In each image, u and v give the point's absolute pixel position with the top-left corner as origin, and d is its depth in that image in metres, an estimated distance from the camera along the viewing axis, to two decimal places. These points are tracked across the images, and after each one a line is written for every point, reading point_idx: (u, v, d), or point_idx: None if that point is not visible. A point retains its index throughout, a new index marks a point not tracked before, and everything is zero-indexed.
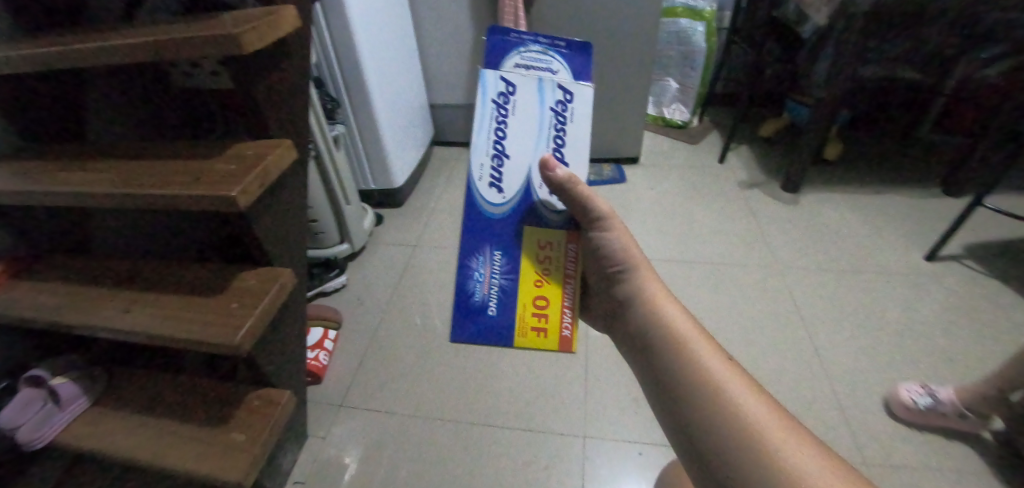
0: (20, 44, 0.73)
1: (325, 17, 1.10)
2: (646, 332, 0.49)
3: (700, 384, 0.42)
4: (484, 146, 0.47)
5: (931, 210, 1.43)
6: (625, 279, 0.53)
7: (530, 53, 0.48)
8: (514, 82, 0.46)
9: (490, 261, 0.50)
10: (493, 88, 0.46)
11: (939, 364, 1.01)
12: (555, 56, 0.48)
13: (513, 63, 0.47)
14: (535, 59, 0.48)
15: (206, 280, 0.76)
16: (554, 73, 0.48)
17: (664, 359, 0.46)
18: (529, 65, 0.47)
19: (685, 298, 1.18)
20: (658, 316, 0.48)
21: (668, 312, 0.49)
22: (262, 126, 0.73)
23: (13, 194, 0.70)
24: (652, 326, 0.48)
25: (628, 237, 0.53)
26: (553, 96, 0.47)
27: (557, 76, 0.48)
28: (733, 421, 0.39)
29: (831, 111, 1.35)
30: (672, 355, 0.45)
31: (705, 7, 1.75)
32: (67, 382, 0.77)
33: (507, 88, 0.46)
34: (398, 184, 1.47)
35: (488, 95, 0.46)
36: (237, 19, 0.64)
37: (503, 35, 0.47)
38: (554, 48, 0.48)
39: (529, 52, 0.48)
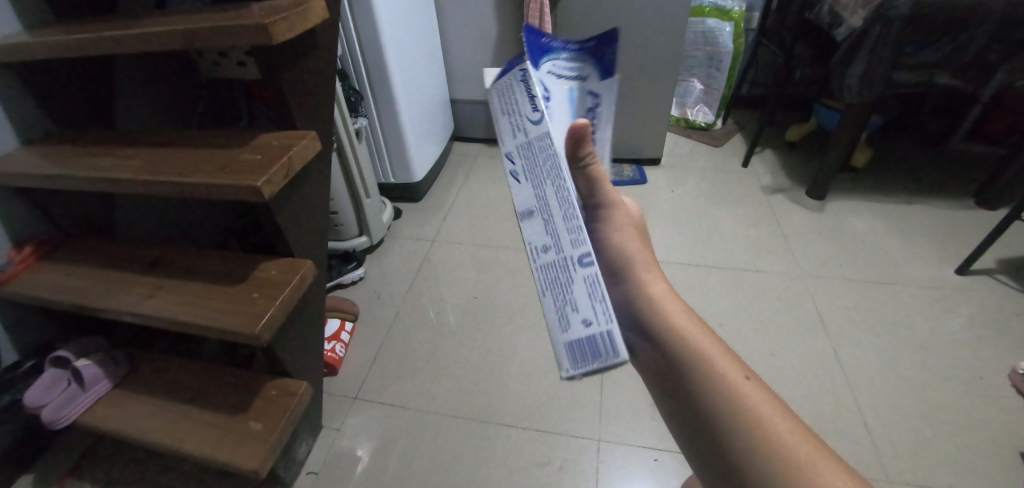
0: (55, 29, 0.74)
1: (350, 9, 1.10)
2: (655, 349, 0.41)
3: (733, 414, 0.36)
4: (540, 158, 0.31)
5: (962, 222, 1.38)
6: (622, 281, 0.43)
7: (570, 55, 0.32)
8: (553, 85, 0.32)
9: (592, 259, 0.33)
10: (526, 85, 0.30)
11: (967, 381, 0.98)
12: (593, 62, 0.33)
13: (544, 61, 0.32)
14: (571, 61, 0.32)
15: (229, 269, 0.77)
16: (590, 75, 0.33)
17: (687, 384, 0.39)
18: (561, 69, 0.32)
19: (705, 304, 1.16)
20: (669, 329, 0.40)
21: (678, 323, 0.41)
22: (288, 118, 0.73)
23: (45, 176, 0.71)
24: (664, 344, 0.40)
25: (624, 230, 0.43)
26: (581, 106, 0.34)
27: (589, 80, 0.33)
28: (773, 456, 0.34)
29: (862, 116, 1.31)
30: (693, 380, 0.38)
31: (733, 7, 1.71)
32: (90, 364, 0.79)
33: (547, 92, 0.31)
34: (417, 178, 1.47)
35: (524, 93, 0.31)
36: (267, 9, 0.64)
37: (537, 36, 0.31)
38: (592, 47, 0.32)
39: (564, 56, 0.32)
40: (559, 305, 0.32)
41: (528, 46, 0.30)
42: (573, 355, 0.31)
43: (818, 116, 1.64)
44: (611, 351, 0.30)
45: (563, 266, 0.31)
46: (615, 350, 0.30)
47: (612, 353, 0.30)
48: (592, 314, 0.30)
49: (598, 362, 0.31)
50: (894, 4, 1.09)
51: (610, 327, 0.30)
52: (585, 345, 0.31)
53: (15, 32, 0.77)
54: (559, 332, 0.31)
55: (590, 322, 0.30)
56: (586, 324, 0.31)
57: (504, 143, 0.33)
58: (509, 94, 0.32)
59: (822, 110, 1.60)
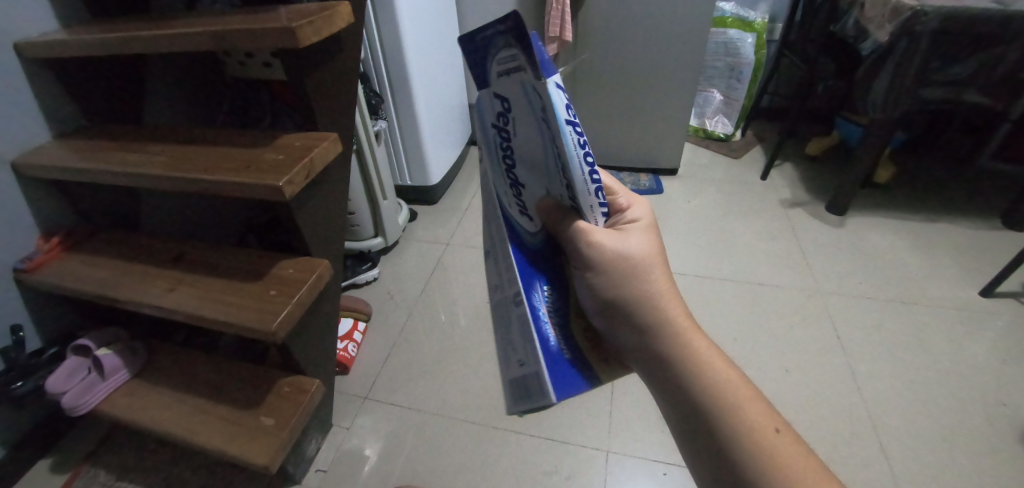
0: (90, 28, 0.77)
1: (374, 13, 1.12)
2: (685, 404, 0.34)
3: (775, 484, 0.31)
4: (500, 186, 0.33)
5: (989, 244, 1.35)
6: (642, 328, 0.35)
7: (504, 42, 0.26)
8: (502, 94, 0.29)
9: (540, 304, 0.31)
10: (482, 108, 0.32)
11: (992, 408, 0.95)
12: (517, 47, 0.24)
13: (493, 67, 0.28)
14: (506, 55, 0.26)
15: (248, 266, 0.78)
16: (522, 64, 0.25)
17: (723, 444, 0.33)
18: (506, 68, 0.27)
19: (718, 319, 1.15)
20: (705, 385, 0.34)
21: (713, 375, 0.34)
22: (310, 120, 0.74)
23: (76, 170, 0.74)
24: (695, 398, 0.34)
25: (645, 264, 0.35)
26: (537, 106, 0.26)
27: (524, 72, 0.25)
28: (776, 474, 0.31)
29: (886, 132, 1.29)
30: (731, 440, 0.33)
31: (756, 18, 1.71)
32: (110, 354, 0.81)
33: (502, 104, 0.30)
34: (433, 181, 1.48)
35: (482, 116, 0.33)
36: (294, 13, 0.65)
37: (471, 44, 0.29)
38: (511, 29, 0.24)
39: (499, 47, 0.27)
40: (508, 344, 0.33)
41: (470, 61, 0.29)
42: (514, 395, 0.31)
43: (841, 130, 1.62)
44: (539, 391, 0.29)
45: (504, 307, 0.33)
46: (542, 389, 0.29)
47: (541, 394, 0.29)
48: (524, 354, 0.31)
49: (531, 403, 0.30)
50: (922, 19, 1.08)
51: (539, 364, 0.29)
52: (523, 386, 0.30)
53: (54, 29, 0.80)
54: (506, 372, 0.33)
55: (524, 362, 0.30)
56: (523, 363, 0.31)
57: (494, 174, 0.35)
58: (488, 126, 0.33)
59: (845, 124, 1.58)
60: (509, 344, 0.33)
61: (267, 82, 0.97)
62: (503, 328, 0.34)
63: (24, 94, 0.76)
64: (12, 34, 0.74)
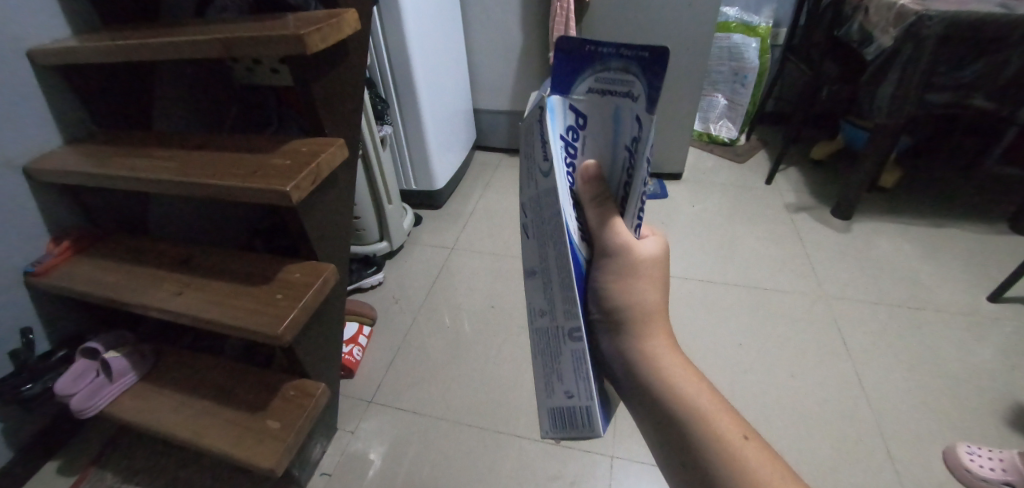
0: (102, 36, 0.78)
1: (380, 19, 1.13)
2: (655, 415, 0.32)
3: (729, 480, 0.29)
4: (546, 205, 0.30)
5: (996, 248, 1.34)
6: (618, 331, 0.32)
7: (614, 65, 0.27)
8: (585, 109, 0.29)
9: (545, 311, 0.31)
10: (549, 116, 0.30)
11: (1001, 415, 0.94)
12: (637, 74, 0.26)
13: (581, 81, 0.28)
14: (611, 75, 0.27)
15: (256, 270, 0.79)
16: (630, 91, 0.27)
17: (690, 460, 0.31)
18: (604, 86, 0.28)
19: (724, 323, 1.14)
20: (677, 397, 0.31)
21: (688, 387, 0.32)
22: (317, 126, 0.75)
23: (85, 175, 0.74)
24: (666, 410, 0.31)
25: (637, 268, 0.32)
26: (630, 129, 0.28)
27: (635, 100, 0.27)
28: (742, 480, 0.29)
29: (891, 137, 1.29)
30: (701, 458, 0.30)
31: (760, 23, 1.71)
32: (119, 357, 0.81)
33: (577, 119, 0.30)
34: (438, 186, 1.48)
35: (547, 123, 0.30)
36: (303, 21, 0.66)
37: (573, 50, 0.28)
38: (640, 57, 0.26)
39: (605, 67, 0.28)
40: (548, 370, 0.32)
41: (558, 67, 0.28)
42: (556, 422, 0.31)
43: (845, 134, 1.62)
44: (589, 425, 0.30)
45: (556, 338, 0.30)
46: (592, 424, 0.30)
47: (590, 427, 0.30)
48: (573, 387, 0.30)
49: (574, 430, 0.31)
50: (927, 23, 1.08)
51: (592, 403, 0.30)
52: (567, 415, 0.31)
53: (66, 37, 0.81)
54: (545, 398, 0.32)
55: (573, 395, 0.30)
56: (570, 395, 0.30)
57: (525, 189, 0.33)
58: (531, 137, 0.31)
59: (849, 129, 1.58)
60: (552, 372, 0.31)
61: (274, 88, 0.99)
62: (546, 353, 0.32)
63: (36, 100, 0.78)
64: (25, 41, 0.75)
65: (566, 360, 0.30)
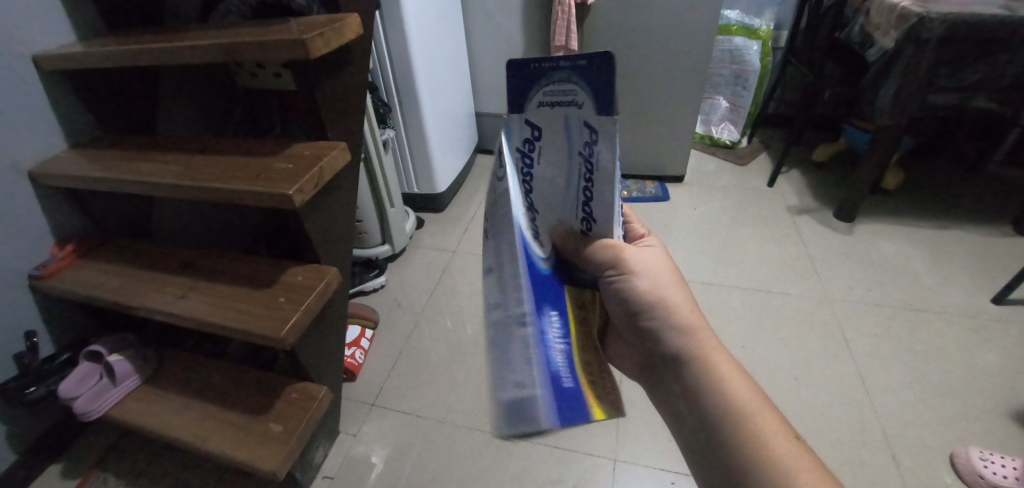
0: (106, 41, 0.79)
1: (382, 25, 1.14)
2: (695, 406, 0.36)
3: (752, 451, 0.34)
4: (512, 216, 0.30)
5: (1000, 250, 1.33)
6: (656, 331, 0.37)
7: (558, 78, 0.24)
8: (537, 124, 0.27)
9: (497, 304, 0.27)
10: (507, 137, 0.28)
11: (1008, 417, 0.93)
12: (585, 82, 0.23)
13: (531, 97, 0.26)
14: (559, 84, 0.25)
15: (258, 274, 0.79)
16: (582, 100, 0.24)
17: (715, 436, 0.35)
18: (554, 99, 0.25)
19: (728, 325, 1.14)
20: (713, 387, 0.36)
21: (725, 381, 0.36)
22: (320, 130, 0.75)
23: (89, 179, 0.75)
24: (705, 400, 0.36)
25: (657, 268, 0.37)
26: (579, 139, 0.26)
27: (585, 108, 0.24)
28: (761, 451, 0.34)
29: (893, 137, 1.29)
30: (725, 436, 0.35)
31: (761, 26, 1.72)
32: (122, 360, 0.82)
33: (533, 132, 0.27)
34: (440, 189, 1.49)
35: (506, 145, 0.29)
36: (305, 25, 0.67)
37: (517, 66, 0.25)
38: (584, 64, 0.23)
39: (554, 78, 0.25)
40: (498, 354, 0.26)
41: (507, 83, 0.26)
42: (504, 414, 0.25)
43: (847, 136, 1.62)
44: (539, 415, 0.25)
45: (504, 327, 0.27)
46: (542, 415, 0.25)
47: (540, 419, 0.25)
48: (530, 372, 0.26)
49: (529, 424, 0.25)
50: (928, 25, 1.07)
51: (540, 390, 0.26)
52: (519, 403, 0.25)
53: (71, 41, 0.82)
54: (494, 384, 0.26)
55: (526, 382, 0.26)
56: (523, 381, 0.26)
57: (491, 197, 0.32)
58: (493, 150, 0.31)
59: (851, 131, 1.58)
60: (499, 364, 0.27)
61: (277, 92, 1.00)
62: (491, 348, 0.27)
63: (41, 105, 0.78)
64: (30, 47, 0.76)
65: (515, 347, 0.26)
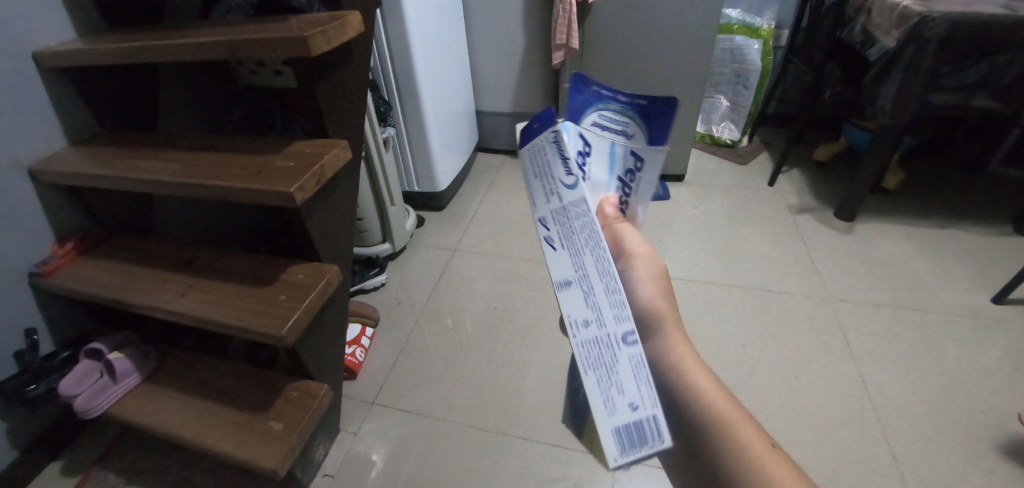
0: (107, 38, 0.78)
1: (383, 23, 1.14)
2: (678, 423, 0.35)
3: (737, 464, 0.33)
4: (575, 224, 0.28)
5: (999, 249, 1.34)
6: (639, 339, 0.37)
7: (616, 110, 0.30)
8: (590, 141, 0.30)
9: (589, 321, 0.26)
10: (558, 145, 0.29)
11: (1008, 417, 0.93)
12: (641, 119, 0.30)
13: (586, 117, 0.31)
14: (617, 116, 0.31)
15: (259, 272, 0.79)
16: (633, 132, 0.30)
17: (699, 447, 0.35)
18: (606, 125, 0.31)
19: (727, 325, 1.14)
20: (696, 402, 0.35)
21: (707, 391, 0.35)
22: (321, 128, 0.75)
23: (89, 176, 0.75)
24: (688, 414, 0.35)
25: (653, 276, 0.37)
26: (622, 165, 0.31)
27: (636, 138, 0.30)
28: (746, 463, 0.33)
29: (894, 137, 1.29)
30: (708, 448, 0.34)
31: (762, 25, 1.72)
32: (123, 357, 0.82)
33: (585, 146, 0.30)
34: (440, 187, 1.49)
35: (556, 153, 0.29)
36: (306, 23, 0.67)
37: (585, 84, 0.30)
38: (642, 104, 0.30)
39: (608, 109, 0.31)
40: (602, 386, 0.24)
41: (573, 99, 0.30)
42: (619, 444, 0.24)
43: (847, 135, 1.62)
44: (657, 436, 0.24)
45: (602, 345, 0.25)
46: (661, 434, 0.24)
47: (659, 440, 0.24)
48: (640, 395, 0.24)
49: (644, 450, 0.24)
50: (930, 24, 1.08)
51: (658, 411, 0.24)
52: (633, 431, 0.24)
53: (71, 38, 0.82)
54: (603, 417, 0.24)
55: (638, 406, 0.24)
56: (633, 408, 0.24)
57: (537, 206, 0.31)
58: (543, 155, 0.30)
59: (852, 131, 1.58)
60: (602, 385, 0.24)
61: (277, 90, 0.99)
62: (591, 368, 0.25)
63: (41, 102, 0.78)
64: (31, 44, 0.76)
65: (622, 366, 0.24)
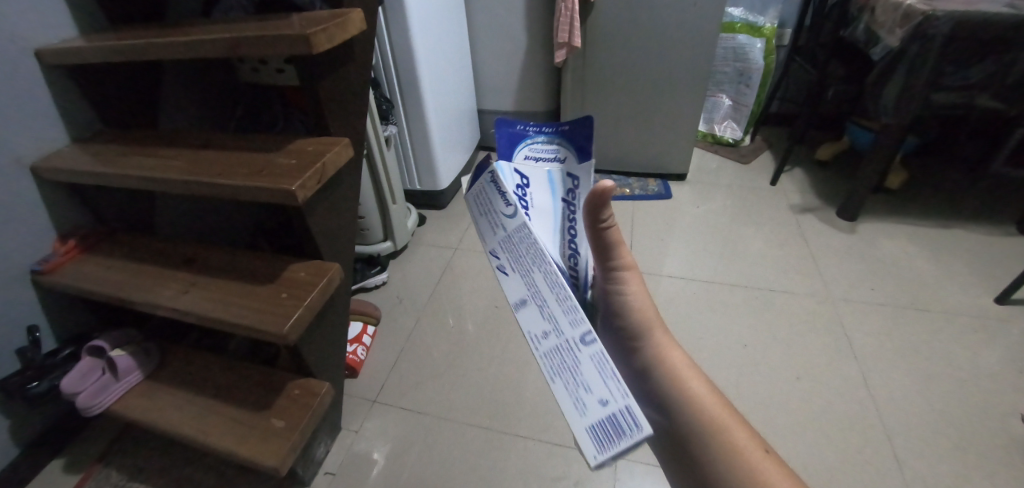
0: (109, 35, 0.78)
1: (385, 21, 1.14)
2: (674, 431, 0.38)
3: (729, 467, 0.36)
4: (522, 247, 0.28)
5: (1002, 249, 1.33)
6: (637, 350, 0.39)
7: (544, 142, 0.33)
8: (524, 171, 0.32)
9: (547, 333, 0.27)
10: (495, 183, 0.30)
11: (1010, 418, 0.93)
12: (570, 143, 0.32)
13: (517, 152, 0.33)
14: (547, 145, 0.33)
15: (261, 269, 0.79)
16: (565, 157, 0.32)
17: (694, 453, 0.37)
18: (536, 156, 0.33)
19: (730, 324, 1.14)
20: (686, 403, 0.38)
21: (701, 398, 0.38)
22: (323, 126, 0.75)
23: (92, 173, 0.75)
24: (682, 419, 0.37)
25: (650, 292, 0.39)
26: (563, 188, 0.32)
27: (568, 160, 0.32)
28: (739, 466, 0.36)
29: (897, 136, 1.28)
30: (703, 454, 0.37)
31: (765, 24, 1.71)
32: (124, 355, 0.82)
33: (521, 179, 0.31)
34: (441, 186, 1.49)
35: (494, 191, 0.30)
36: (308, 21, 0.66)
37: (509, 125, 0.32)
38: (567, 132, 0.32)
39: (537, 141, 0.33)
40: (568, 388, 0.25)
41: (499, 140, 0.32)
42: (597, 439, 0.24)
43: (851, 135, 1.62)
44: (633, 426, 0.23)
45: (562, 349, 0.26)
46: (637, 424, 0.23)
47: (637, 429, 0.23)
48: (607, 391, 0.24)
49: (624, 442, 0.24)
50: (934, 23, 1.07)
51: (627, 401, 0.24)
52: (608, 427, 0.24)
53: (73, 36, 0.82)
54: (577, 419, 0.25)
55: (608, 401, 0.24)
56: (603, 404, 0.24)
57: (486, 240, 0.31)
58: (484, 195, 0.31)
59: (856, 130, 1.58)
60: (570, 390, 0.25)
61: (279, 87, 0.99)
62: (557, 376, 0.26)
63: (43, 100, 0.78)
64: (32, 41, 0.76)
65: (584, 366, 0.25)
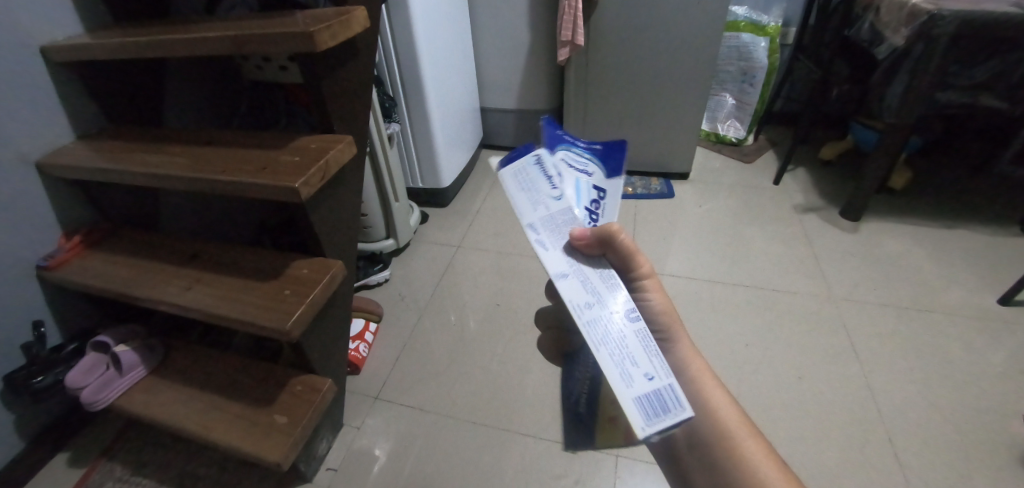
0: (113, 32, 0.79)
1: (389, 18, 1.14)
2: (691, 429, 0.43)
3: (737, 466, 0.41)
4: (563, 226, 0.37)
5: (1006, 250, 1.33)
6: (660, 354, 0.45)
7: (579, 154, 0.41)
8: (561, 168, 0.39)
9: (592, 304, 0.35)
10: (541, 168, 0.38)
11: (1011, 419, 0.93)
12: (599, 162, 0.40)
13: (556, 151, 0.40)
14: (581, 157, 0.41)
15: (264, 266, 0.79)
16: (594, 171, 0.40)
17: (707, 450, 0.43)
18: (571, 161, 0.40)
19: (731, 325, 1.14)
20: (704, 406, 0.43)
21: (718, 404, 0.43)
22: (326, 124, 0.75)
23: (96, 170, 0.75)
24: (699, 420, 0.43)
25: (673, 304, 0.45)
26: (588, 195, 0.39)
27: (596, 175, 0.40)
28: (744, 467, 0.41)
29: (901, 136, 1.28)
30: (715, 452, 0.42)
31: (769, 22, 1.70)
32: (128, 350, 0.82)
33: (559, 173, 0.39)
34: (444, 184, 1.49)
35: (540, 174, 0.38)
36: (312, 18, 0.67)
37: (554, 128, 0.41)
38: (599, 153, 0.41)
39: (574, 152, 0.40)
40: (618, 361, 0.32)
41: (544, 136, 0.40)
42: (645, 414, 0.31)
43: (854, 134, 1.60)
44: (676, 405, 0.32)
45: (612, 323, 0.34)
46: (680, 403, 0.32)
47: (679, 408, 0.31)
48: (653, 368, 0.32)
49: (667, 418, 0.31)
50: (939, 22, 1.06)
51: (670, 379, 0.33)
52: (652, 400, 0.31)
53: (78, 33, 0.82)
54: (626, 389, 0.31)
55: (653, 376, 0.32)
56: (648, 378, 0.32)
57: (525, 213, 0.37)
58: (527, 175, 0.38)
59: (860, 130, 1.55)
60: (620, 361, 0.32)
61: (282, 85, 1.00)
62: (609, 347, 0.33)
63: (48, 96, 0.78)
64: (37, 37, 0.76)
65: (633, 343, 0.33)
